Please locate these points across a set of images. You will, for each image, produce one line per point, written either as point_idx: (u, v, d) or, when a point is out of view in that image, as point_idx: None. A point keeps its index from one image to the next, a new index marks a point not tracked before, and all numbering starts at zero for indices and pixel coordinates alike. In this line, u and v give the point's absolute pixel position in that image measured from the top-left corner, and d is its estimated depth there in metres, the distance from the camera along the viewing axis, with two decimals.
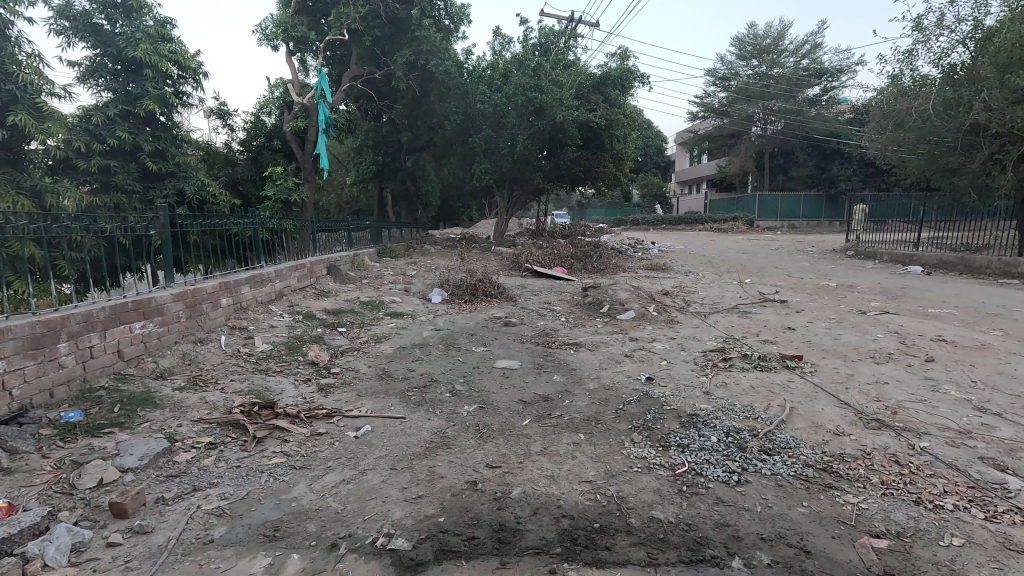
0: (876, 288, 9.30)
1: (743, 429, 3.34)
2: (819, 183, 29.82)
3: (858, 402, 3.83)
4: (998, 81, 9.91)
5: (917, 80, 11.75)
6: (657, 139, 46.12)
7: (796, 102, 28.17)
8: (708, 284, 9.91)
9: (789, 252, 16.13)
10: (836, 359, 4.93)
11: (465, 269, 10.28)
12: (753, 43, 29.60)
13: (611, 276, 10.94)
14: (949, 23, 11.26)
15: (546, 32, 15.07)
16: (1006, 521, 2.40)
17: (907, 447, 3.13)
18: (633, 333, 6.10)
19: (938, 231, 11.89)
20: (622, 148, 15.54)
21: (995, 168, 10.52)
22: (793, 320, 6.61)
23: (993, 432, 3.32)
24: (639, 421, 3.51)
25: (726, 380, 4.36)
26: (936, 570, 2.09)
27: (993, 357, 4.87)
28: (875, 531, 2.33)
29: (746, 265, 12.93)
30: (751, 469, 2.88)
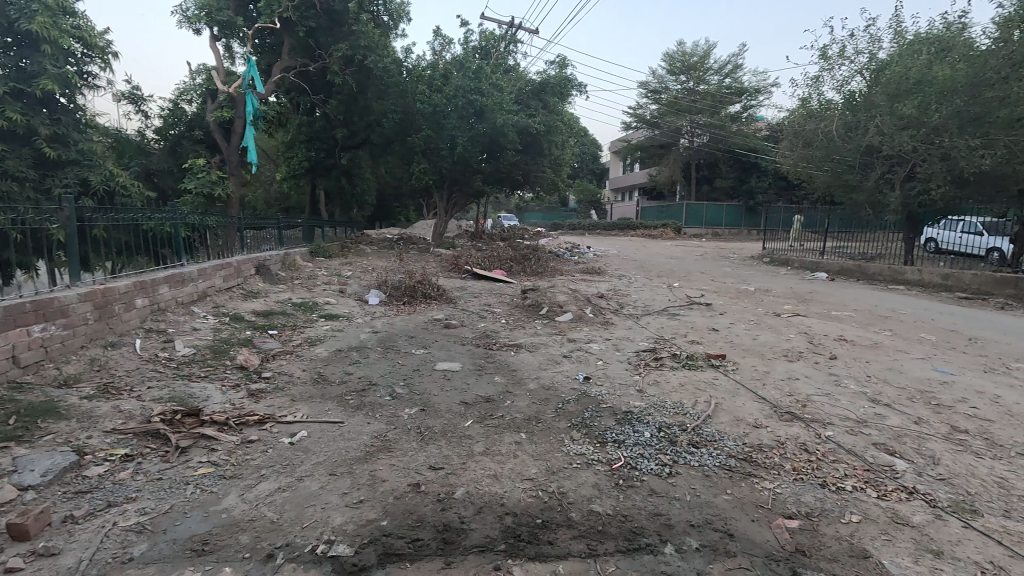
0: (788, 292, 10.15)
1: (672, 424, 3.56)
2: (739, 194, 32.02)
3: (774, 397, 4.18)
4: (889, 109, 11.14)
5: (823, 103, 12.97)
6: (592, 147, 47.65)
7: (719, 118, 30.14)
8: (640, 287, 10.38)
9: (713, 258, 17.23)
10: (754, 357, 5.34)
11: (404, 270, 10.12)
12: (681, 59, 31.37)
13: (549, 278, 11.17)
14: (849, 54, 12.53)
15: (487, 36, 15.20)
16: (895, 498, 2.72)
17: (815, 436, 3.45)
18: (571, 334, 6.28)
19: (840, 241, 13.36)
20: (560, 155, 15.92)
21: (886, 185, 11.70)
22: (716, 322, 7.07)
23: (884, 421, 3.74)
24: (578, 419, 3.63)
25: (658, 379, 4.61)
26: (839, 544, 2.33)
27: (885, 354, 5.46)
28: (788, 513, 2.55)
29: (675, 269, 13.65)
30: (681, 461, 3.07)
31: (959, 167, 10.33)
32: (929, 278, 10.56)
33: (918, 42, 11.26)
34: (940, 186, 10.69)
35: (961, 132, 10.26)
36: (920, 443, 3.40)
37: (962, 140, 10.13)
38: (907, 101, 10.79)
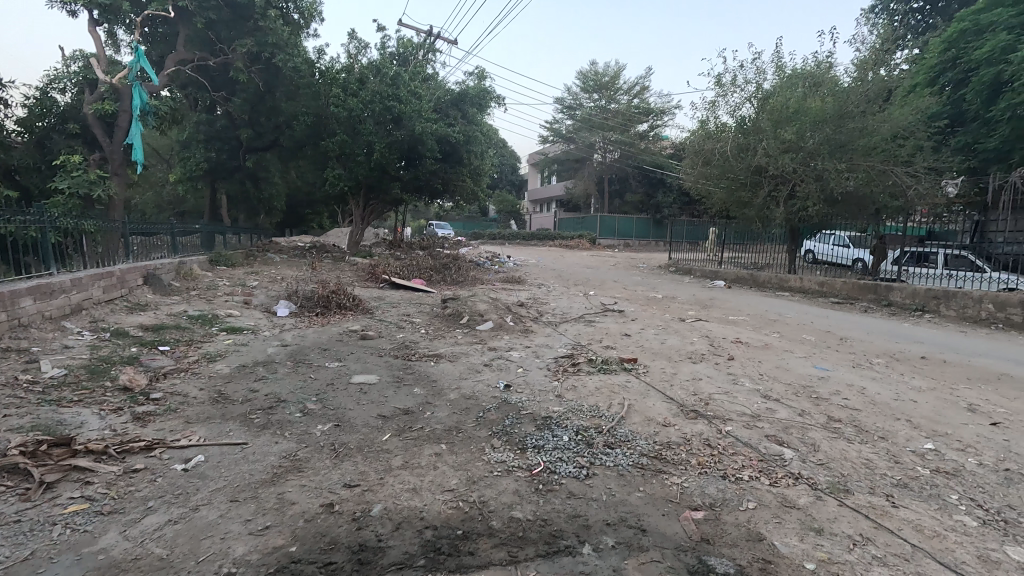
0: (692, 299, 10.95)
1: (589, 427, 3.68)
2: (648, 208, 34.09)
3: (680, 397, 4.46)
4: (773, 134, 12.44)
5: (718, 126, 14.19)
6: (512, 158, 48.69)
7: (629, 135, 32.09)
8: (558, 295, 10.68)
9: (626, 267, 18.18)
10: (663, 360, 5.68)
11: (316, 280, 9.64)
12: (594, 79, 33.17)
13: (469, 288, 11.15)
14: (739, 83, 13.86)
15: (404, 43, 15.02)
16: (784, 484, 3.01)
17: (716, 432, 3.73)
18: (491, 343, 6.30)
19: (736, 251, 14.73)
20: (479, 165, 16.00)
21: (772, 203, 12.92)
22: (629, 327, 7.46)
23: (774, 415, 4.12)
24: (498, 427, 3.64)
25: (575, 383, 4.75)
26: (738, 531, 2.52)
27: (774, 354, 6.03)
28: (694, 505, 2.72)
29: (591, 278, 14.23)
30: (597, 462, 3.17)
31: (829, 187, 11.87)
32: (808, 285, 11.86)
33: (795, 76, 12.70)
34: (815, 204, 12.12)
35: (832, 156, 11.95)
36: (803, 433, 3.78)
37: (831, 163, 11.78)
38: (787, 128, 12.19)
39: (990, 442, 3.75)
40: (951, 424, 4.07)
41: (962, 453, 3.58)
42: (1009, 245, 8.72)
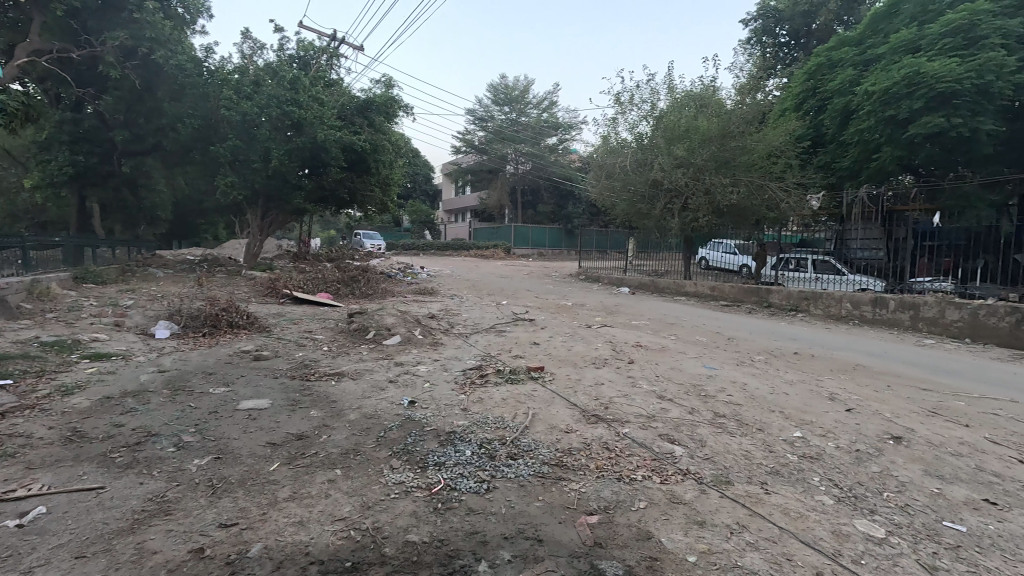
0: (600, 306, 11.42)
1: (493, 440, 3.67)
2: (559, 219, 35.27)
3: (583, 402, 4.60)
4: (667, 150, 13.43)
5: (618, 141, 15.03)
6: (425, 168, 48.16)
7: (539, 148, 33.37)
8: (471, 306, 10.67)
9: (539, 276, 18.62)
10: (569, 367, 5.84)
11: (205, 297, 8.83)
12: (504, 92, 34.11)
13: (379, 301, 10.80)
14: (636, 102, 14.83)
15: (304, 46, 14.38)
16: (672, 481, 3.18)
17: (614, 434, 3.87)
18: (398, 358, 6.12)
19: (639, 259, 15.57)
20: (388, 174, 15.62)
21: (668, 214, 13.77)
22: (538, 336, 7.60)
23: (667, 414, 4.38)
24: (399, 446, 3.52)
25: (482, 396, 4.72)
26: (629, 531, 2.61)
27: (670, 356, 6.42)
28: (589, 510, 2.79)
29: (504, 288, 14.39)
30: (498, 475, 3.16)
31: (716, 200, 13.00)
32: (701, 290, 12.84)
33: (685, 98, 13.82)
34: (705, 215, 13.21)
35: (717, 171, 13.10)
36: (692, 430, 4.04)
37: (717, 178, 12.94)
38: (680, 145, 13.24)
39: (844, 426, 4.24)
40: (816, 413, 4.56)
41: (823, 438, 4.01)
42: (863, 253, 10.12)
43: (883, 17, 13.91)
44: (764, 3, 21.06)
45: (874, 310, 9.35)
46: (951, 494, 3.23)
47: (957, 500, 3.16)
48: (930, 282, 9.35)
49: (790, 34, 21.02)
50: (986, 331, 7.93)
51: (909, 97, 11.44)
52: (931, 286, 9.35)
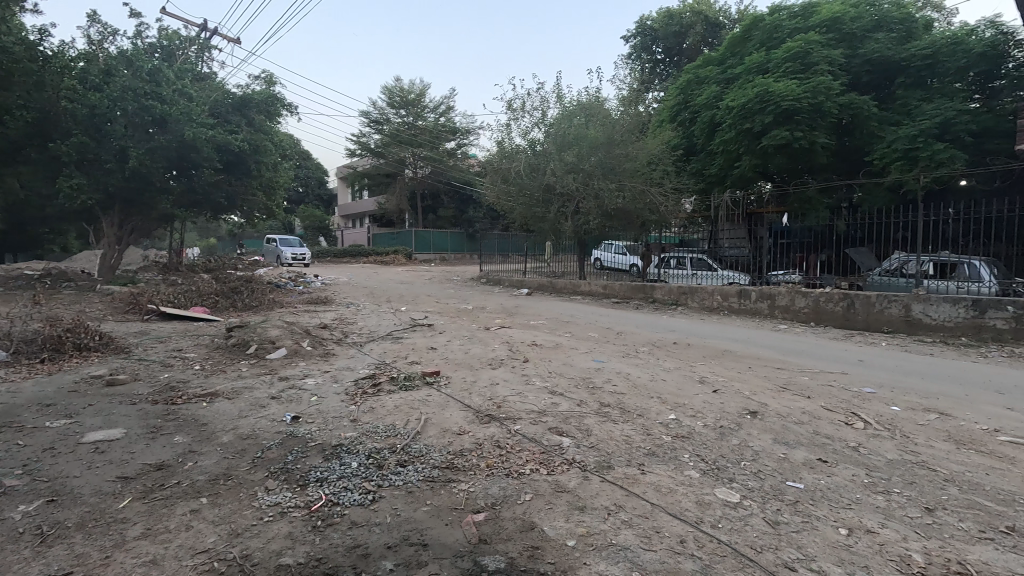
0: (500, 308, 11.62)
1: (383, 449, 3.57)
2: (460, 223, 35.27)
3: (476, 403, 4.63)
4: (558, 157, 14.06)
5: (512, 146, 15.36)
6: (317, 171, 45.70)
7: (437, 152, 32.92)
8: (367, 314, 10.30)
9: (440, 281, 18.48)
10: (464, 370, 5.85)
11: (45, 317, 7.62)
12: (399, 95, 33.22)
13: (264, 313, 10.04)
14: (528, 109, 15.29)
15: (167, 34, 12.99)
16: (559, 471, 3.31)
17: (506, 432, 3.94)
18: (283, 372, 5.72)
19: (537, 262, 16.26)
20: (273, 177, 14.60)
21: (562, 218, 14.48)
22: (435, 341, 7.52)
23: (557, 408, 4.56)
24: (277, 466, 3.29)
25: (373, 405, 4.56)
26: (513, 525, 2.67)
27: (562, 353, 6.69)
28: (477, 509, 2.81)
29: (403, 294, 14.08)
30: (385, 484, 3.08)
31: (604, 203, 13.84)
32: (594, 289, 13.56)
33: (574, 106, 14.52)
34: (595, 218, 14.06)
35: (605, 176, 13.93)
36: (579, 421, 4.24)
37: (604, 183, 13.75)
38: (570, 151, 13.92)
39: (711, 406, 4.70)
40: (688, 396, 5.00)
41: (693, 418, 4.41)
42: (732, 250, 11.27)
43: (738, 42, 15.93)
44: (640, 23, 23.03)
45: (740, 301, 10.49)
46: (794, 457, 3.71)
47: (798, 462, 3.63)
48: (783, 274, 10.35)
49: (665, 52, 22.95)
50: (825, 315, 9.21)
51: (761, 112, 13.00)
52: (783, 278, 10.37)
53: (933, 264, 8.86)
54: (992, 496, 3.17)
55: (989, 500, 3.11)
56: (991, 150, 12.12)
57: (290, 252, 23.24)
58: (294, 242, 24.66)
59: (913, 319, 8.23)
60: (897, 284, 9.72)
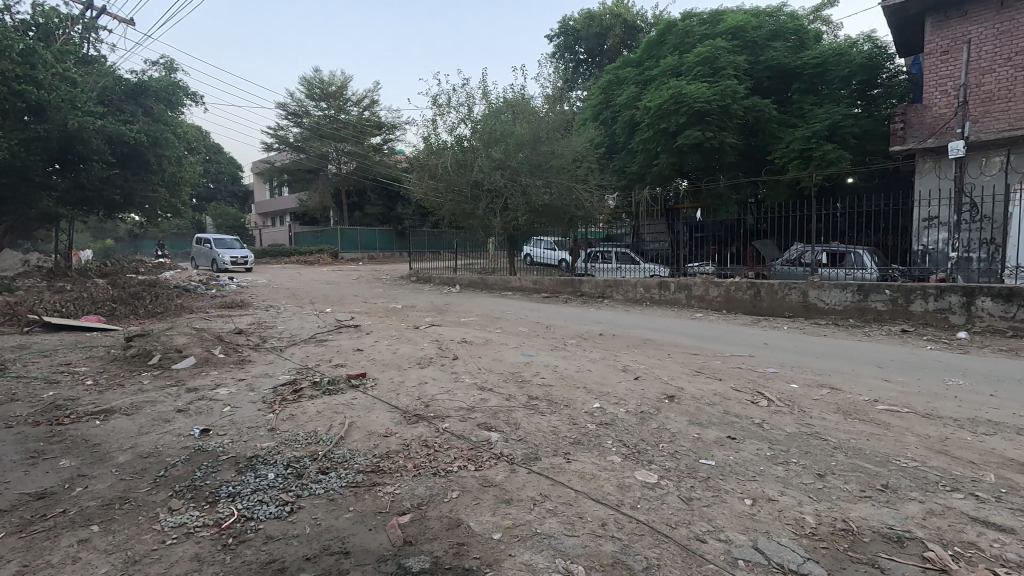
0: (430, 306, 11.49)
1: (303, 457, 3.42)
2: (389, 220, 34.41)
3: (404, 403, 4.55)
4: (485, 153, 14.06)
5: (438, 142, 15.17)
6: (230, 166, 42.76)
7: (363, 148, 31.85)
8: (287, 317, 9.79)
9: (367, 280, 17.94)
10: (392, 370, 5.72)
11: None
12: (319, 87, 31.72)
13: (170, 319, 9.27)
14: (453, 104, 15.16)
15: (42, 11, 11.55)
16: (487, 466, 3.33)
17: (434, 431, 3.90)
18: (192, 383, 5.30)
19: (469, 258, 16.33)
20: (177, 172, 13.48)
21: (491, 214, 14.53)
22: (361, 342, 7.30)
23: (486, 403, 4.58)
24: (183, 484, 3.05)
25: (293, 412, 4.34)
26: (440, 524, 2.66)
27: (492, 349, 6.72)
28: (402, 511, 2.77)
29: (328, 295, 13.53)
30: (305, 493, 2.95)
31: (532, 200, 14.08)
32: (524, 284, 13.75)
33: (500, 103, 14.61)
34: (523, 214, 14.26)
35: (531, 173, 14.15)
36: (508, 415, 4.28)
37: (532, 180, 13.97)
38: (497, 148, 13.97)
39: (633, 393, 4.92)
40: (611, 384, 5.22)
41: (616, 405, 4.60)
42: (654, 244, 11.66)
43: (654, 45, 16.71)
44: (563, 23, 23.59)
45: (660, 292, 11.04)
46: (706, 435, 3.97)
47: (710, 440, 3.88)
48: (699, 266, 10.85)
49: (587, 52, 23.69)
50: (735, 303, 9.92)
51: (675, 113, 13.75)
52: (699, 269, 10.87)
53: (830, 254, 9.81)
54: (871, 459, 3.56)
55: (869, 462, 3.50)
56: (870, 150, 13.58)
57: (230, 255, 20.31)
58: (232, 244, 21.51)
59: (810, 305, 9.05)
60: (796, 274, 10.56)
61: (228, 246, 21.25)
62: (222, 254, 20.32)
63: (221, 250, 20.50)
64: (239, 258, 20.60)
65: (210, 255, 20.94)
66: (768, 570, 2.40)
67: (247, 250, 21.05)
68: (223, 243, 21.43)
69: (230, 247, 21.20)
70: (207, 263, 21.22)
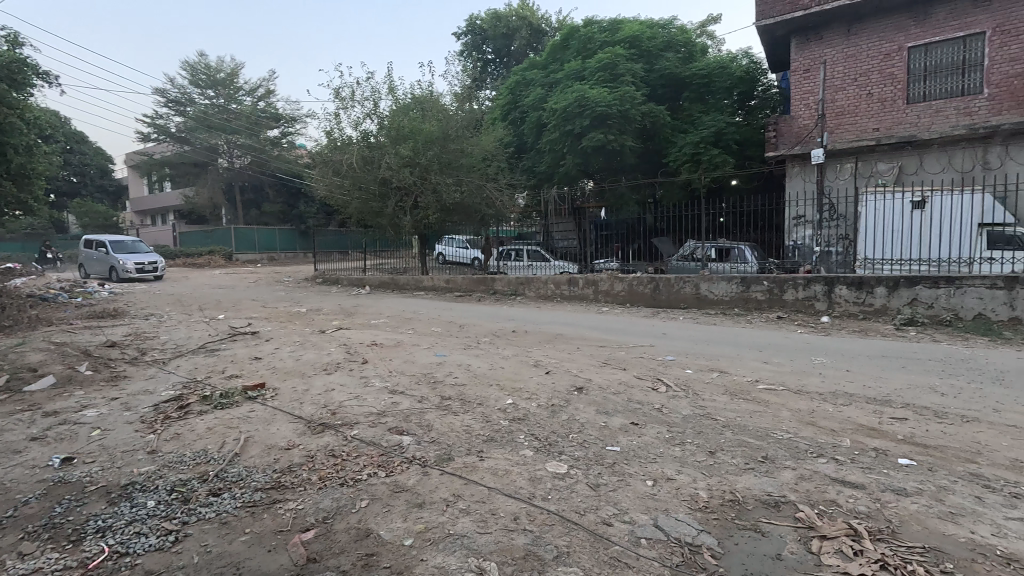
0: (337, 309, 10.95)
1: (191, 479, 3.12)
2: (290, 219, 32.33)
3: (308, 413, 4.28)
4: (393, 150, 13.68)
5: (342, 137, 14.52)
6: (97, 158, 37.73)
7: (258, 141, 29.53)
8: (172, 326, 8.82)
9: (267, 283, 16.70)
10: (295, 378, 5.37)
11: None
12: (205, 73, 29.01)
13: (23, 334, 7.98)
14: (358, 98, 14.56)
15: None
16: (398, 471, 3.23)
17: (341, 439, 3.72)
18: (50, 407, 4.60)
19: (379, 258, 15.75)
20: (27, 163, 11.63)
21: (400, 212, 14.15)
22: (260, 350, 6.77)
23: (397, 407, 4.45)
24: (39, 523, 2.65)
25: (179, 431, 3.93)
26: (347, 536, 2.55)
27: (403, 351, 6.55)
28: (305, 526, 2.63)
29: (221, 300, 12.39)
30: (193, 519, 2.70)
31: (442, 198, 13.92)
32: (437, 283, 13.58)
33: (408, 100, 14.30)
34: (434, 213, 14.05)
35: (441, 171, 13.97)
36: (420, 417, 4.19)
37: (441, 178, 13.81)
38: (405, 144, 13.64)
39: (544, 387, 5.04)
40: (523, 380, 5.30)
41: (528, 400, 4.68)
42: (563, 242, 12.27)
43: (558, 49, 17.21)
44: (470, 21, 23.59)
45: (570, 288, 11.43)
46: (612, 423, 4.16)
47: (615, 428, 4.08)
48: (604, 262, 11.50)
49: (495, 52, 23.86)
50: (637, 297, 10.55)
51: (580, 115, 14.28)
52: (605, 265, 11.53)
53: (717, 250, 10.60)
54: (753, 434, 3.94)
55: (752, 437, 3.87)
56: (750, 155, 15.05)
57: (133, 263, 16.62)
58: (135, 247, 17.66)
59: (702, 296, 9.86)
60: (688, 269, 11.08)
61: (130, 250, 17.48)
62: (124, 260, 16.69)
63: (121, 257, 16.75)
64: (146, 265, 16.98)
65: (106, 262, 17.04)
66: (666, 545, 2.57)
67: (155, 254, 17.43)
68: (123, 247, 17.55)
69: (132, 251, 17.41)
70: (102, 270, 17.30)
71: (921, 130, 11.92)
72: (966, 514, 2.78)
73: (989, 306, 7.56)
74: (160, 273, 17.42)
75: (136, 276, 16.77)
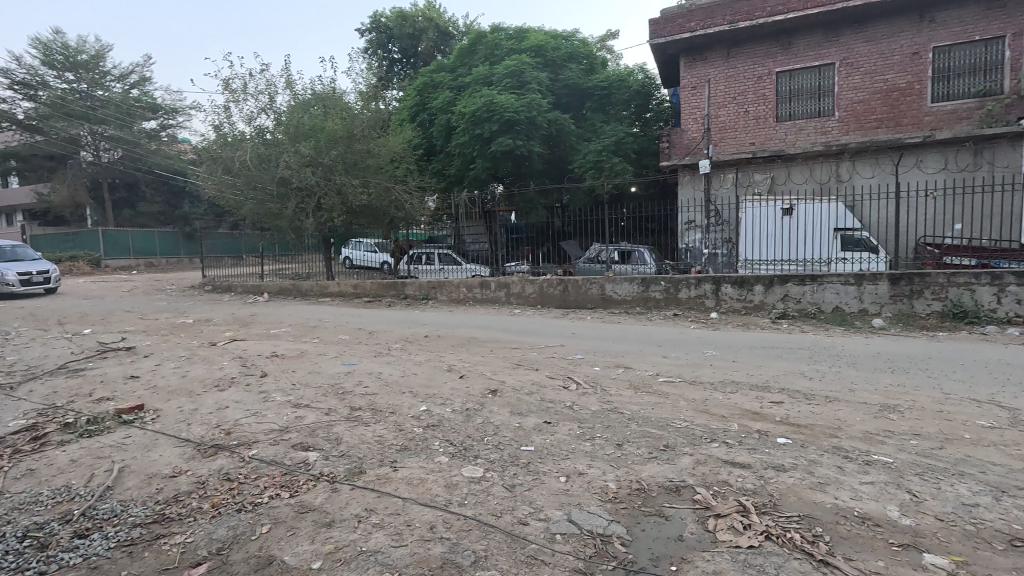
0: (230, 319, 10.07)
1: (49, 521, 2.77)
2: (172, 220, 29.23)
3: (198, 434, 3.88)
4: (292, 148, 12.90)
5: (234, 133, 13.43)
6: None
7: (131, 133, 26.38)
8: (22, 345, 7.59)
9: (145, 292, 14.94)
10: (180, 397, 4.83)
11: None
12: (61, 53, 25.11)
13: None
14: (250, 91, 13.52)
15: None
16: (304, 490, 3.03)
17: (237, 461, 3.41)
18: None
19: (279, 263, 14.71)
20: None
21: (302, 214, 13.34)
22: (137, 367, 6.02)
23: (302, 421, 4.17)
24: None
25: (33, 466, 3.40)
26: (245, 567, 2.39)
27: (307, 361, 6.16)
28: (195, 561, 2.43)
29: (88, 312, 10.89)
30: (52, 568, 2.41)
31: (348, 200, 13.37)
32: (344, 289, 12.99)
33: (308, 96, 13.53)
34: (339, 215, 13.42)
35: (346, 172, 13.37)
36: (328, 431, 3.96)
37: (347, 179, 13.23)
38: (305, 143, 12.91)
39: (458, 392, 5.00)
40: (437, 385, 5.20)
41: (442, 406, 4.61)
42: (474, 245, 12.20)
43: (466, 53, 17.23)
44: (375, 18, 22.91)
45: (481, 291, 11.45)
46: (526, 424, 4.24)
47: (529, 428, 4.16)
48: (516, 265, 11.78)
49: (401, 52, 23.35)
50: (546, 298, 10.85)
51: (489, 120, 14.42)
52: (516, 268, 11.81)
53: (619, 253, 11.28)
54: (655, 424, 4.21)
55: (654, 428, 4.13)
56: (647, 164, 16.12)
57: (16, 271, 13.50)
58: (16, 253, 14.42)
59: (607, 296, 10.36)
60: (593, 270, 11.63)
61: (11, 257, 14.26)
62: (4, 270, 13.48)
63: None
64: (34, 273, 13.85)
65: None
66: (580, 539, 2.65)
67: (45, 261, 14.30)
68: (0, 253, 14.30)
69: (13, 258, 14.18)
70: None
71: (787, 146, 13.53)
72: (830, 482, 3.18)
73: (844, 300, 8.73)
74: (53, 282, 14.31)
75: (21, 288, 13.64)
